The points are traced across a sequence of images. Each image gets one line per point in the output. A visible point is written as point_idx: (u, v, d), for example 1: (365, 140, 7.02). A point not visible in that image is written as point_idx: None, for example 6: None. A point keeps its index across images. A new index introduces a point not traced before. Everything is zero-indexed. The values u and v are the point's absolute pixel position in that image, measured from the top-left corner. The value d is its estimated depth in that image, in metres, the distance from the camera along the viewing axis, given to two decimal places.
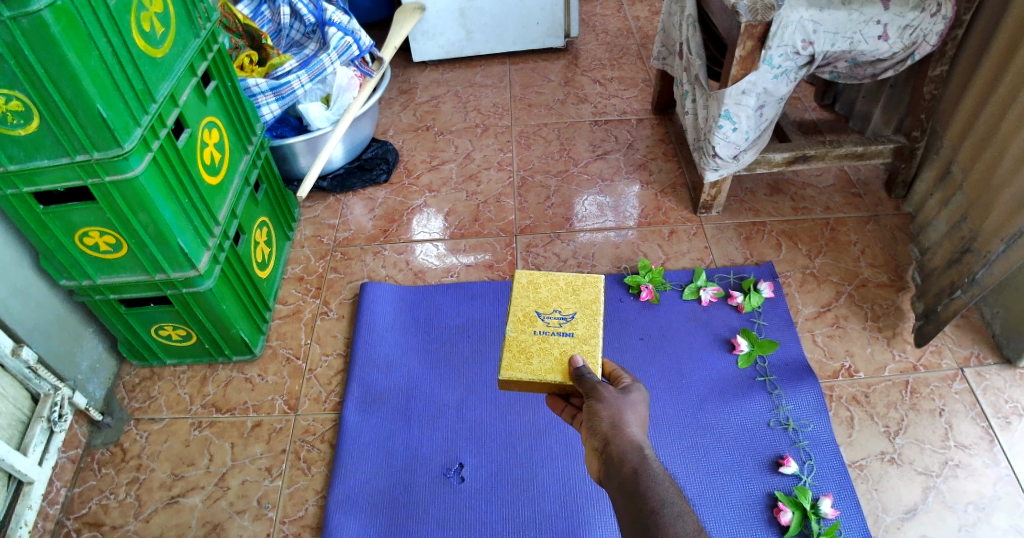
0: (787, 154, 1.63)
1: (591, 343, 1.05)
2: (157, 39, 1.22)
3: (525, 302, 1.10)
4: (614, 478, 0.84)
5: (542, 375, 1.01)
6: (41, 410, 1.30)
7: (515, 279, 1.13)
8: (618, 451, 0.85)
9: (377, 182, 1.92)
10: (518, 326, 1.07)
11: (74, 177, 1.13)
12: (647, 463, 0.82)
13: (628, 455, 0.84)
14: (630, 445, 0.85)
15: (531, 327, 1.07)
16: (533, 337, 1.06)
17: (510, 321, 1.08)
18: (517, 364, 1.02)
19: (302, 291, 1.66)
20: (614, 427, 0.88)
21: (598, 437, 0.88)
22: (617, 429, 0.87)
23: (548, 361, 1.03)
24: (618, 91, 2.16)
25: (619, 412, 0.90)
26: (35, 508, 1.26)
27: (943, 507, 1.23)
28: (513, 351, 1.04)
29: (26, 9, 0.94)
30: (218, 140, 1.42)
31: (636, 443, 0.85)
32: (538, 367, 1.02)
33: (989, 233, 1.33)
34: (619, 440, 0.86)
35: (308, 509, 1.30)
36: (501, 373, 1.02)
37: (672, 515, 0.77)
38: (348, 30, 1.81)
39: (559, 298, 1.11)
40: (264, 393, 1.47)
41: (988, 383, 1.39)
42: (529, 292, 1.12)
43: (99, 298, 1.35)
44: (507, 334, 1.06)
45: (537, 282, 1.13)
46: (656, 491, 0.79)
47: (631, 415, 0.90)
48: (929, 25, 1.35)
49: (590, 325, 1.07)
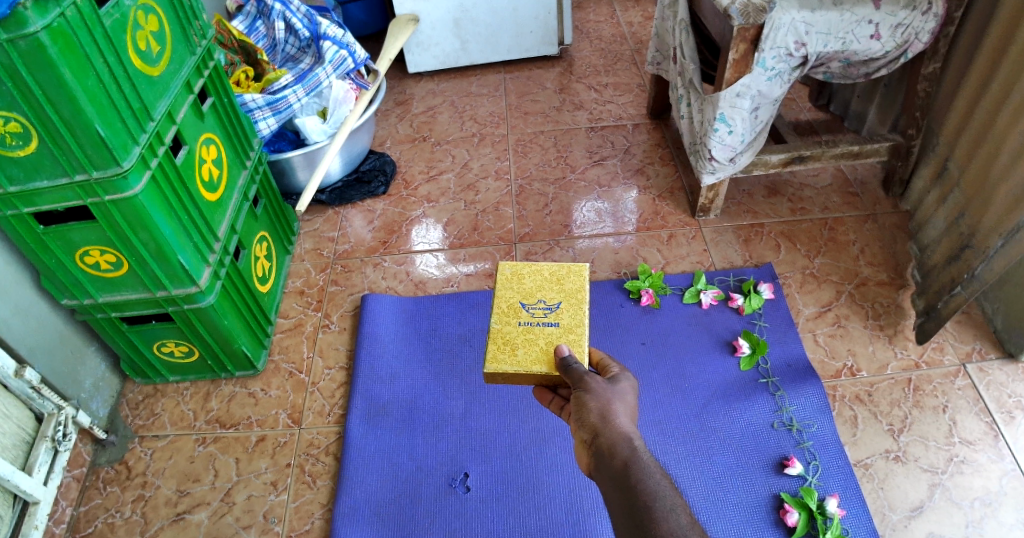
0: (783, 155, 1.64)
1: (578, 332, 1.05)
2: (153, 57, 1.22)
3: (509, 294, 1.11)
4: (605, 471, 0.84)
5: (527, 366, 1.02)
6: (46, 430, 1.30)
7: (498, 271, 1.14)
8: (609, 443, 0.85)
9: (376, 194, 1.93)
10: (502, 319, 1.08)
11: (73, 198, 1.14)
12: (638, 455, 0.83)
13: (618, 447, 0.84)
14: (621, 438, 0.85)
15: (515, 318, 1.08)
16: (518, 329, 1.07)
17: (494, 313, 1.09)
18: (502, 356, 1.04)
19: (303, 304, 1.66)
20: (603, 420, 0.88)
21: (587, 430, 0.88)
22: (607, 423, 0.87)
23: (534, 352, 1.04)
24: (614, 97, 2.17)
25: (608, 404, 0.90)
26: (41, 528, 1.27)
27: (949, 503, 1.23)
28: (497, 344, 1.05)
29: (22, 31, 0.95)
30: (216, 157, 1.43)
31: (627, 434, 0.86)
32: (523, 358, 1.03)
33: (987, 228, 1.34)
34: (609, 433, 0.86)
35: (314, 523, 1.30)
36: (487, 366, 1.03)
37: (665, 510, 0.77)
38: (343, 44, 1.81)
39: (543, 289, 1.11)
40: (267, 407, 1.47)
41: (991, 378, 1.39)
42: (513, 283, 1.12)
43: (100, 316, 1.35)
44: (492, 327, 1.07)
45: (520, 273, 1.14)
46: (646, 485, 0.80)
47: (620, 406, 0.90)
48: (920, 23, 1.35)
49: (575, 313, 1.08)
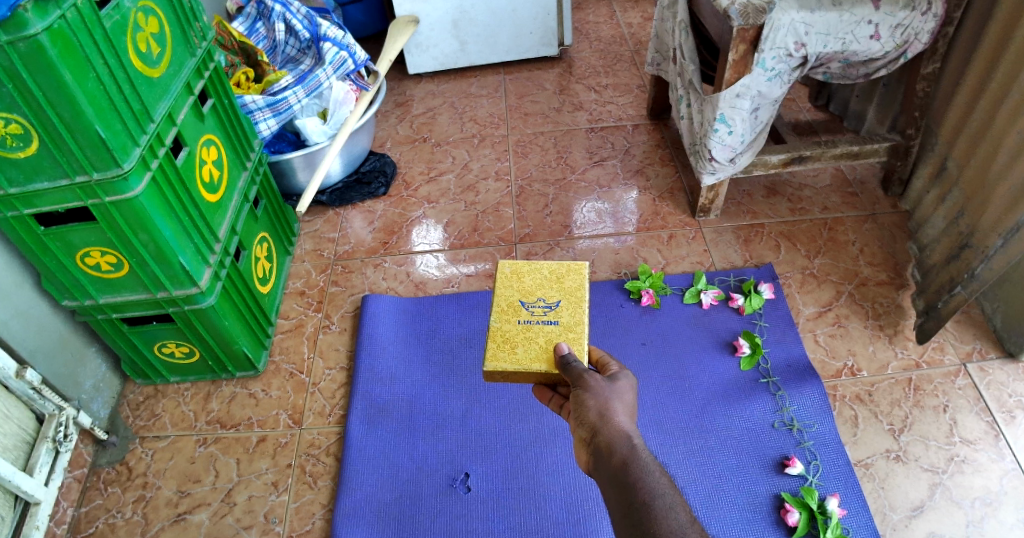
0: (783, 156, 1.64)
1: (577, 330, 1.05)
2: (153, 59, 1.23)
3: (509, 293, 1.11)
4: (603, 469, 0.84)
5: (527, 364, 1.02)
6: (47, 430, 1.30)
7: (498, 270, 1.14)
8: (607, 441, 0.85)
9: (376, 195, 1.93)
10: (501, 317, 1.08)
11: (73, 199, 1.14)
12: (637, 453, 0.83)
13: (616, 445, 0.85)
14: (619, 436, 0.85)
15: (514, 316, 1.08)
16: (517, 327, 1.07)
17: (493, 311, 1.09)
18: (501, 354, 1.04)
19: (303, 305, 1.66)
20: (602, 418, 0.88)
21: (586, 428, 0.89)
22: (605, 420, 0.88)
23: (533, 350, 1.04)
24: (613, 98, 2.17)
25: (606, 402, 0.90)
26: (42, 528, 1.27)
27: (950, 503, 1.23)
28: (497, 342, 1.05)
29: (22, 33, 0.95)
30: (217, 158, 1.43)
31: (625, 432, 0.86)
32: (523, 356, 1.03)
33: (986, 228, 1.34)
34: (608, 431, 0.86)
35: (315, 523, 1.30)
36: (486, 364, 1.03)
37: (664, 507, 0.77)
38: (343, 45, 1.82)
39: (543, 288, 1.11)
40: (268, 408, 1.47)
41: (991, 377, 1.39)
42: (512, 282, 1.12)
43: (101, 317, 1.35)
44: (491, 326, 1.07)
45: (520, 272, 1.14)
46: (645, 483, 0.80)
47: (619, 404, 0.90)
48: (920, 23, 1.36)
49: (575, 312, 1.08)
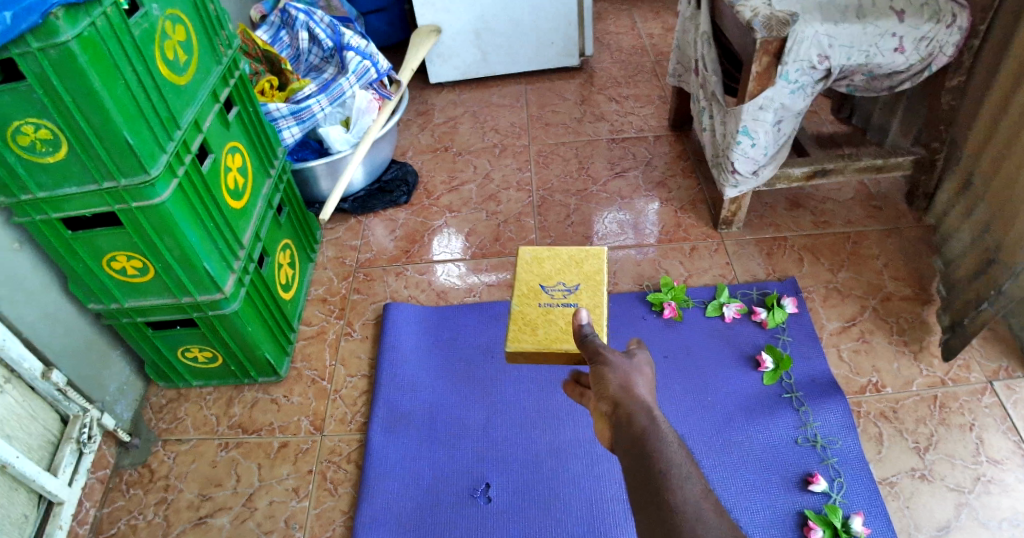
0: (806, 169, 1.63)
1: (597, 310, 1.05)
2: (180, 67, 1.24)
3: (530, 278, 1.11)
4: (621, 441, 0.79)
5: (549, 343, 1.02)
6: (71, 432, 1.31)
7: (518, 257, 1.15)
8: (627, 413, 0.81)
9: (398, 204, 1.93)
10: (522, 301, 1.08)
11: (100, 204, 1.15)
12: None
13: (636, 417, 0.80)
14: (639, 408, 0.81)
15: (536, 300, 1.08)
16: (538, 309, 1.07)
17: (515, 296, 1.09)
18: (523, 336, 1.03)
19: (325, 312, 1.67)
20: (622, 390, 0.84)
21: (606, 401, 0.84)
22: (626, 393, 0.83)
23: (554, 330, 1.04)
24: (635, 109, 2.17)
25: (626, 376, 0.86)
26: (65, 528, 1.28)
27: (976, 523, 1.21)
28: (518, 324, 1.05)
29: (53, 40, 0.96)
30: (241, 165, 1.44)
31: (645, 404, 0.82)
32: (544, 336, 1.03)
33: (1013, 244, 1.32)
34: (628, 403, 0.82)
35: (335, 530, 1.30)
36: (508, 345, 1.03)
37: (681, 477, 0.72)
38: (366, 54, 1.84)
39: (564, 272, 1.12)
40: (290, 414, 1.48)
41: (1019, 396, 1.37)
42: (532, 268, 1.13)
43: (126, 321, 1.37)
44: (512, 310, 1.07)
45: (541, 258, 1.14)
46: None
47: (639, 378, 0.86)
48: (944, 36, 1.35)
49: (595, 293, 1.08)
